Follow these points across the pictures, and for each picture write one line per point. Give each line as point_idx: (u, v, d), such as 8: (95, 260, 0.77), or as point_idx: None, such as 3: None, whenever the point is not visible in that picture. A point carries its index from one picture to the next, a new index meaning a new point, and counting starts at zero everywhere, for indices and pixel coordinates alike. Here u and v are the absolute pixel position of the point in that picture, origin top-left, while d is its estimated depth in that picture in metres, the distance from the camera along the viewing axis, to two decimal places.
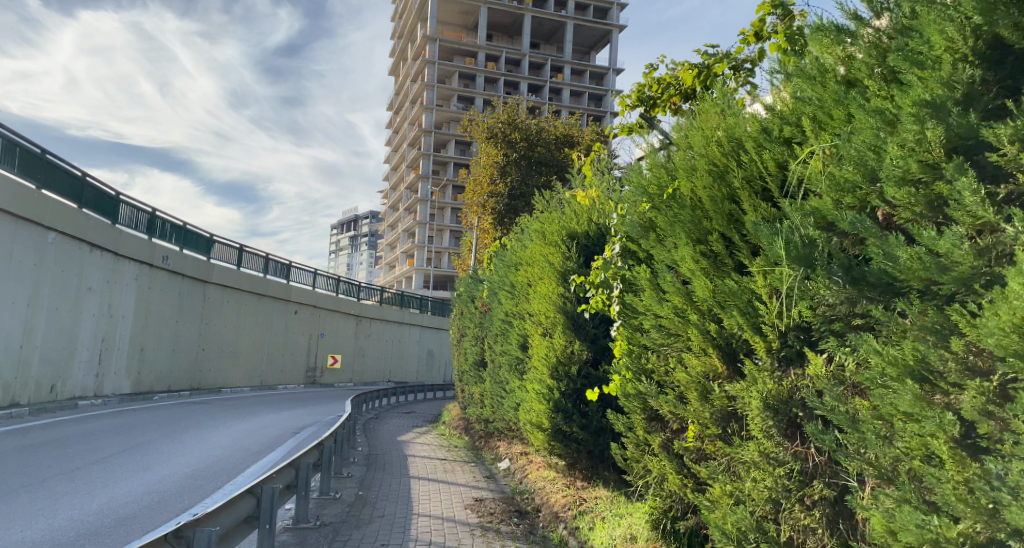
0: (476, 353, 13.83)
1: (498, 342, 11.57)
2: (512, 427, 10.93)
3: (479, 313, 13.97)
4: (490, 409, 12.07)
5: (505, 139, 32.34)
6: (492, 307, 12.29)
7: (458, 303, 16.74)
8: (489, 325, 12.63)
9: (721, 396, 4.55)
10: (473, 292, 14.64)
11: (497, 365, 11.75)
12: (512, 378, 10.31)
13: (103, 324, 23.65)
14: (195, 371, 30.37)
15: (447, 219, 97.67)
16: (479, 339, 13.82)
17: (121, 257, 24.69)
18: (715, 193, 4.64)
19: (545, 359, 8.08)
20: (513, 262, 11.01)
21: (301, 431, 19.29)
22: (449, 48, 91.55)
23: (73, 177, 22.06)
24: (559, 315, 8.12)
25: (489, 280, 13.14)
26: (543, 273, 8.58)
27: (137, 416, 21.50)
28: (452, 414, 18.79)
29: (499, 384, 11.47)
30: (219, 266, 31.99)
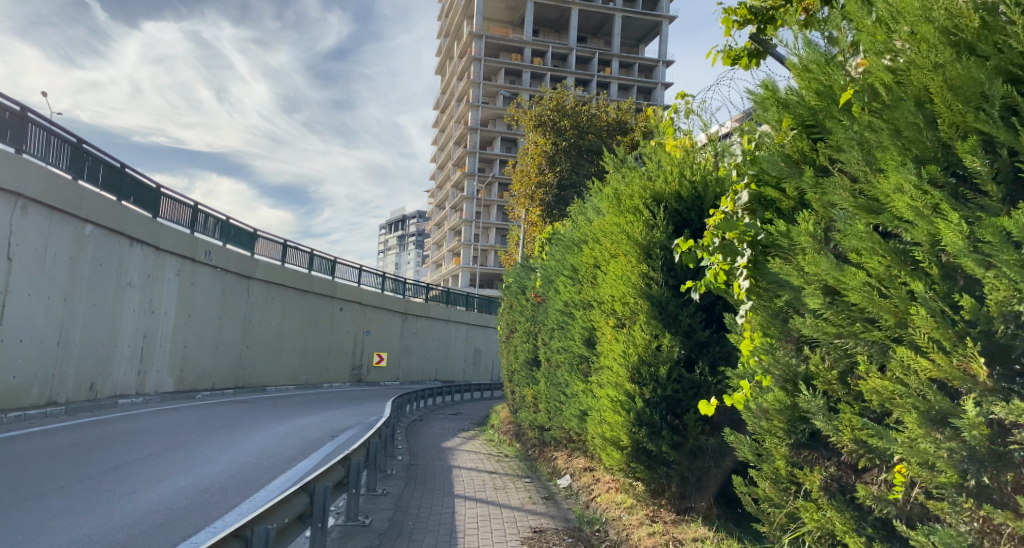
0: (529, 349, 12.32)
1: (556, 334, 10.13)
2: (573, 435, 9.52)
3: (533, 307, 12.42)
4: (546, 413, 10.66)
5: (554, 126, 30.82)
6: (549, 297, 10.76)
7: (507, 295, 15.26)
8: (544, 317, 11.16)
9: (981, 423, 2.97)
10: (526, 284, 13.07)
11: (555, 363, 10.31)
12: (574, 378, 8.93)
13: (145, 320, 22.75)
14: (239, 369, 29.55)
15: (493, 217, 96.47)
16: (534, 336, 12.29)
17: (163, 252, 23.81)
18: (980, 70, 3.08)
19: (632, 354, 6.70)
20: (576, 239, 9.50)
21: (340, 434, 18.12)
22: (495, 44, 90.38)
23: (113, 169, 21.17)
24: (647, 299, 6.66)
25: (544, 267, 11.58)
26: (617, 248, 7.15)
27: (178, 416, 20.58)
28: (500, 418, 17.35)
29: (557, 386, 10.07)
30: (264, 262, 31.12)
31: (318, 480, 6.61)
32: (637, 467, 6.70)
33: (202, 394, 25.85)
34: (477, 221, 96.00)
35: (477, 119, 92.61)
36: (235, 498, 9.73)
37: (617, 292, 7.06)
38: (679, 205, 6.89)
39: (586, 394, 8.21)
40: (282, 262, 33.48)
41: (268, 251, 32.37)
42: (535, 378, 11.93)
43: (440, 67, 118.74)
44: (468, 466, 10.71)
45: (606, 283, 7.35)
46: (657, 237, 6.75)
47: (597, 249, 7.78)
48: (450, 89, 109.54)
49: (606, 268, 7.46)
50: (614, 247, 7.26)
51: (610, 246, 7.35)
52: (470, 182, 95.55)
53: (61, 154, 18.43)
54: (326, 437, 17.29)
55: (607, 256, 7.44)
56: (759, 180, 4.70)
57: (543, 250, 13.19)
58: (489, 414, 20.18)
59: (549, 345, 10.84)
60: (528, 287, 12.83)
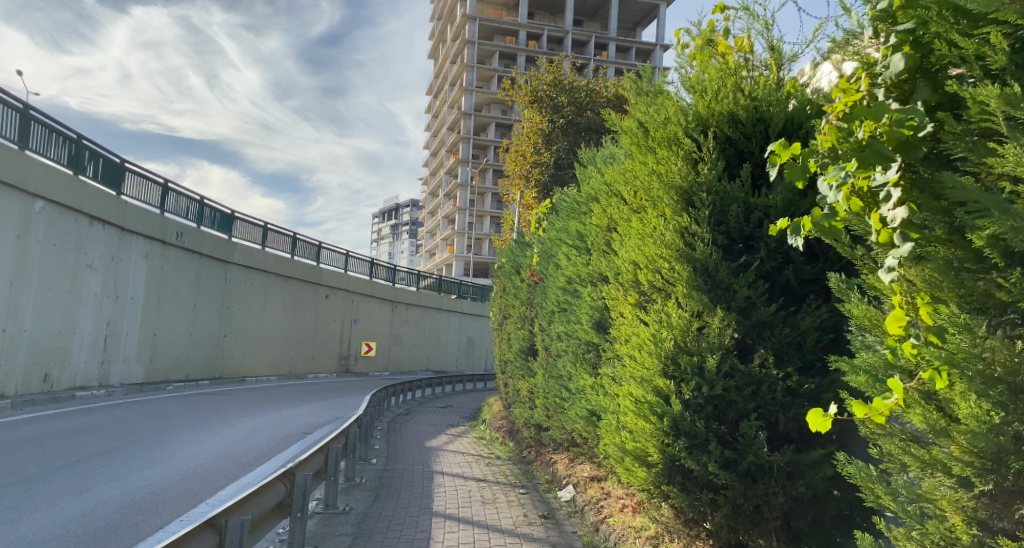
0: (525, 335, 10.82)
1: (556, 317, 8.86)
2: (577, 437, 8.14)
3: (529, 290, 10.88)
4: (543, 411, 9.26)
5: (551, 102, 29.45)
6: (548, 277, 9.37)
7: (500, 277, 13.79)
8: (542, 297, 9.76)
9: None
10: (521, 264, 11.47)
11: (556, 351, 8.84)
12: (582, 367, 7.75)
13: (109, 306, 21.34)
14: (217, 359, 28.08)
15: (487, 204, 94.78)
16: (530, 319, 10.77)
17: (129, 232, 22.36)
18: None
19: (673, 330, 5.84)
20: (588, 199, 8.31)
21: (313, 431, 16.74)
22: (490, 27, 88.58)
23: (70, 142, 19.78)
24: (693, 260, 5.88)
25: (542, 241, 10.11)
26: (652, 200, 6.36)
27: (142, 410, 19.15)
28: (493, 413, 15.88)
29: (559, 380, 8.66)
30: (242, 246, 29.53)
31: (229, 513, 4.97)
32: (671, 490, 5.78)
33: (173, 385, 24.38)
34: (471, 209, 94.50)
35: (470, 103, 90.82)
36: (164, 515, 8.25)
37: (651, 250, 6.17)
38: (735, 135, 6.02)
39: (598, 382, 7.13)
40: (263, 247, 31.97)
41: (247, 235, 30.83)
42: (531, 368, 10.40)
43: (433, 52, 116.60)
44: (451, 471, 9.27)
45: (633, 240, 6.49)
46: (708, 182, 5.95)
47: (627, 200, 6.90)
48: (443, 74, 107.58)
49: (635, 223, 6.58)
50: (652, 196, 6.40)
51: (646, 194, 6.46)
52: (464, 169, 93.81)
53: (5, 123, 16.87)
54: (298, 434, 15.78)
55: (642, 207, 6.56)
56: (918, 40, 3.44)
57: (540, 224, 11.75)
58: (481, 407, 18.70)
59: (548, 333, 9.35)
60: (524, 263, 11.23)
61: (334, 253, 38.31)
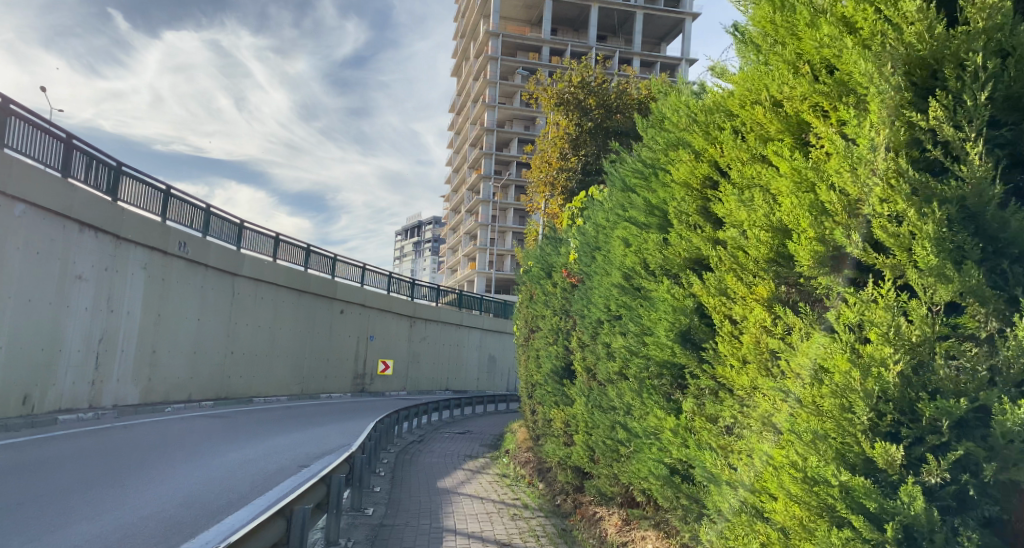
0: (560, 352, 8.78)
1: (605, 337, 7.15)
2: (640, 494, 6.33)
3: (567, 299, 8.87)
4: (586, 456, 7.47)
5: (579, 105, 27.78)
6: (596, 280, 7.50)
7: (527, 285, 11.88)
8: (582, 301, 7.92)
9: None
10: (555, 264, 9.43)
11: (608, 379, 7.00)
12: (655, 399, 6.02)
13: (101, 320, 19.74)
14: (224, 378, 26.42)
15: (509, 219, 93.41)
16: (568, 331, 8.76)
17: (124, 241, 20.80)
18: None
19: (901, 344, 3.87)
20: (671, 152, 6.43)
21: (308, 466, 14.91)
22: (512, 43, 87.42)
23: (58, 142, 18.57)
24: (936, 199, 3.91)
25: (584, 235, 8.24)
26: (844, 100, 4.51)
27: (129, 435, 17.41)
28: (518, 443, 13.82)
29: (613, 418, 6.81)
30: (252, 257, 27.96)
31: None
32: None
33: (173, 406, 22.66)
34: (493, 226, 93.08)
35: (493, 119, 89.54)
36: None
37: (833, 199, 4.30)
38: None
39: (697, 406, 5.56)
40: (274, 259, 30.32)
41: (257, 246, 29.16)
42: (568, 393, 8.36)
43: (455, 68, 115.78)
44: (465, 529, 7.25)
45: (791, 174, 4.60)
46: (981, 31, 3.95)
47: (784, 119, 4.95)
48: (465, 89, 106.68)
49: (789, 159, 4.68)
50: (849, 95, 4.45)
51: (832, 97, 4.55)
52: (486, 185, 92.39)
53: None
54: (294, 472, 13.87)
55: (815, 118, 4.65)
56: None
57: (577, 217, 9.86)
58: (505, 436, 16.63)
59: (597, 358, 7.45)
60: (561, 263, 9.14)
61: (350, 266, 36.58)
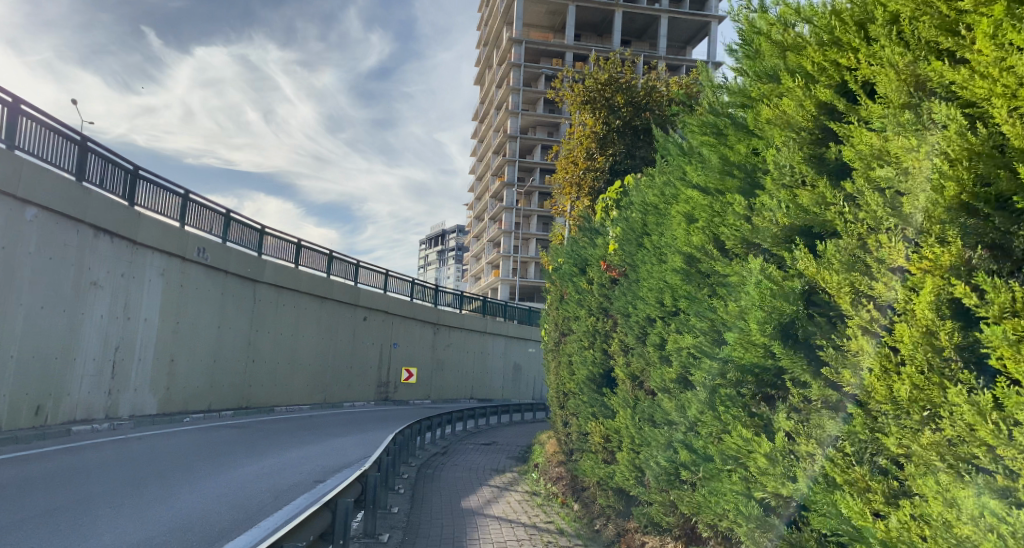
0: (597, 356, 7.88)
1: (655, 341, 6.35)
2: (705, 527, 5.42)
3: (605, 297, 8.01)
4: (634, 479, 6.57)
5: (606, 103, 26.97)
6: (646, 270, 6.59)
7: (557, 285, 10.96)
8: (625, 295, 7.08)
9: None
10: (590, 258, 8.54)
11: (662, 390, 6.10)
12: (726, 412, 5.01)
13: (117, 328, 18.80)
14: (245, 386, 25.70)
15: (533, 226, 92.53)
16: (607, 332, 7.86)
17: (141, 246, 19.89)
18: None
19: None
20: (767, 95, 5.27)
21: (325, 482, 13.97)
22: (536, 50, 86.78)
23: (72, 144, 17.61)
24: None
25: (627, 224, 7.41)
26: None
27: (143, 448, 16.52)
28: (549, 455, 12.88)
29: (669, 437, 5.90)
30: (273, 263, 27.28)
31: None
32: None
33: (192, 416, 21.86)
34: (517, 232, 92.41)
35: (517, 126, 88.77)
36: None
37: None
38: None
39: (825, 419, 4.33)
40: (296, 265, 29.66)
41: (278, 251, 28.48)
42: (610, 404, 7.42)
43: (478, 76, 115.48)
44: None
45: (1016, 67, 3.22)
46: None
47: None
48: (488, 97, 106.25)
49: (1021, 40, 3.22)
50: None
51: None
52: (510, 192, 91.68)
53: None
54: (315, 492, 12.88)
55: None
56: None
57: (616, 208, 8.93)
58: (533, 448, 15.70)
59: (648, 366, 6.55)
60: (598, 256, 8.26)
61: (373, 273, 35.92)
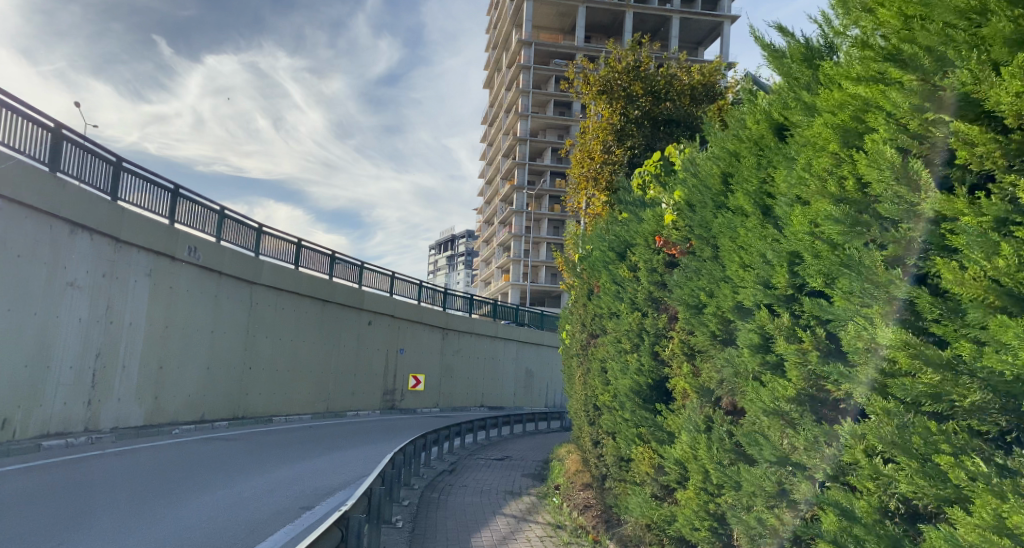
0: (645, 363, 6.47)
1: (749, 342, 4.60)
2: None
3: (662, 285, 6.59)
4: (710, 531, 5.11)
5: (624, 93, 25.43)
6: (741, 239, 4.94)
7: (586, 280, 9.37)
8: (705, 276, 5.45)
9: None
10: (637, 236, 7.04)
11: (753, 413, 4.56)
12: (953, 466, 2.96)
13: (97, 333, 17.23)
14: (241, 395, 24.20)
15: (544, 231, 91.01)
16: (661, 331, 6.47)
17: (125, 245, 18.34)
18: None
19: None
20: None
21: (315, 505, 12.35)
22: (546, 52, 85.37)
23: (43, 131, 15.82)
24: None
25: (698, 189, 5.94)
26: None
27: (120, 464, 14.96)
28: (572, 476, 11.30)
29: (781, 480, 4.32)
30: (271, 264, 25.74)
31: None
32: None
33: (182, 428, 20.33)
34: (528, 236, 91.03)
35: (527, 129, 87.25)
36: None
37: None
38: None
39: None
40: (296, 266, 28.20)
41: (277, 252, 27.01)
42: (669, 428, 5.94)
43: (486, 79, 114.12)
44: None
45: None
46: None
47: None
48: (498, 100, 104.85)
49: None
50: None
51: None
52: (520, 196, 90.19)
53: None
54: (307, 521, 11.21)
55: None
56: None
57: (664, 181, 7.41)
58: (552, 465, 14.09)
59: (733, 382, 5.03)
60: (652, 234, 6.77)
61: (379, 275, 34.46)
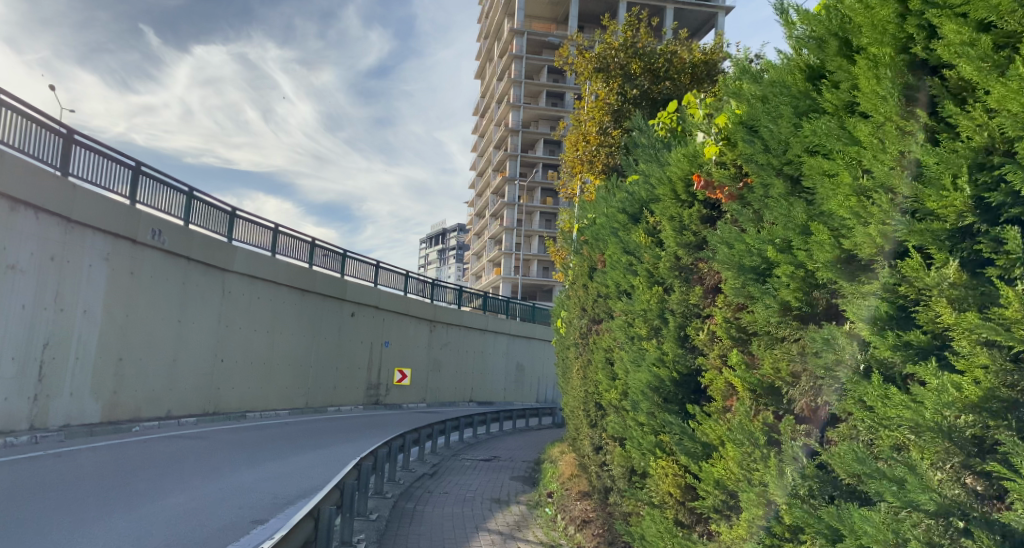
0: (668, 352, 5.37)
1: (868, 314, 3.44)
2: None
3: (703, 242, 5.46)
4: None
5: (622, 71, 24.07)
6: (868, 141, 3.49)
7: (587, 252, 8.06)
8: (775, 215, 4.18)
9: None
10: (665, 183, 5.81)
11: (886, 430, 3.35)
12: None
13: (45, 322, 15.81)
14: (211, 390, 22.72)
15: (536, 223, 89.67)
16: (689, 311, 5.37)
17: (76, 226, 16.94)
18: None
19: None
20: None
21: (269, 519, 10.87)
22: (538, 42, 84.06)
23: None
24: None
25: (766, 99, 4.48)
26: None
27: (62, 466, 13.53)
28: (566, 483, 9.96)
29: (931, 538, 3.06)
30: (245, 250, 24.26)
31: None
32: None
33: (144, 425, 18.87)
34: (519, 229, 89.75)
35: (518, 120, 85.85)
36: None
37: None
38: None
39: None
40: (273, 253, 26.72)
41: (252, 238, 25.52)
42: (709, 443, 4.71)
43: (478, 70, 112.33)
44: None
45: None
46: None
47: None
48: (490, 91, 103.42)
49: None
50: None
51: None
52: (511, 188, 88.86)
53: None
54: (261, 536, 9.86)
55: None
56: None
57: (693, 125, 6.16)
58: (544, 467, 12.71)
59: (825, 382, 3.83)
60: (688, 177, 5.56)
61: (363, 265, 33.07)
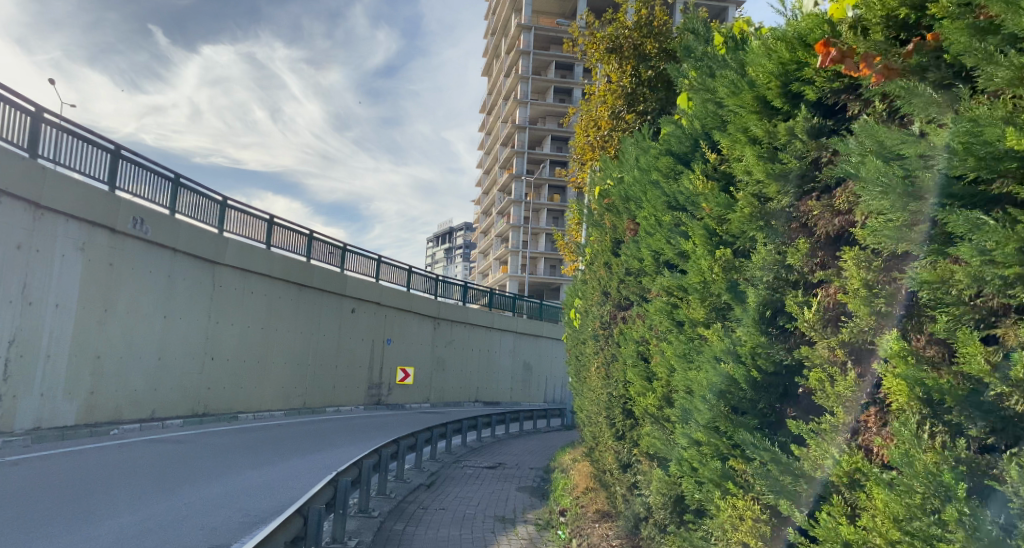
0: (752, 343, 4.29)
1: None
2: None
3: (812, 166, 4.13)
4: None
5: (636, 52, 22.30)
6: None
7: (631, 207, 6.74)
8: None
9: None
10: (752, 80, 4.45)
11: None
12: None
13: (10, 316, 14.52)
14: (200, 390, 21.39)
15: (543, 221, 88.18)
16: (779, 289, 4.26)
17: (47, 212, 15.64)
18: None
19: None
20: None
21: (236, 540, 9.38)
22: (545, 37, 82.68)
23: None
24: None
25: None
26: None
27: (23, 474, 12.24)
28: (582, 500, 8.55)
29: None
30: (237, 242, 22.92)
31: None
32: None
33: (124, 428, 17.55)
34: (526, 227, 88.32)
35: (525, 117, 84.43)
36: None
37: None
38: None
39: None
40: (268, 246, 25.37)
41: (244, 228, 24.14)
42: (823, 477, 3.65)
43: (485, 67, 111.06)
44: None
45: None
46: None
47: None
48: (496, 88, 102.02)
49: None
50: None
51: None
52: (518, 185, 87.45)
53: None
54: None
55: None
56: None
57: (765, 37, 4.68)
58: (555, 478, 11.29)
59: None
60: (788, 68, 4.18)
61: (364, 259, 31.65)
